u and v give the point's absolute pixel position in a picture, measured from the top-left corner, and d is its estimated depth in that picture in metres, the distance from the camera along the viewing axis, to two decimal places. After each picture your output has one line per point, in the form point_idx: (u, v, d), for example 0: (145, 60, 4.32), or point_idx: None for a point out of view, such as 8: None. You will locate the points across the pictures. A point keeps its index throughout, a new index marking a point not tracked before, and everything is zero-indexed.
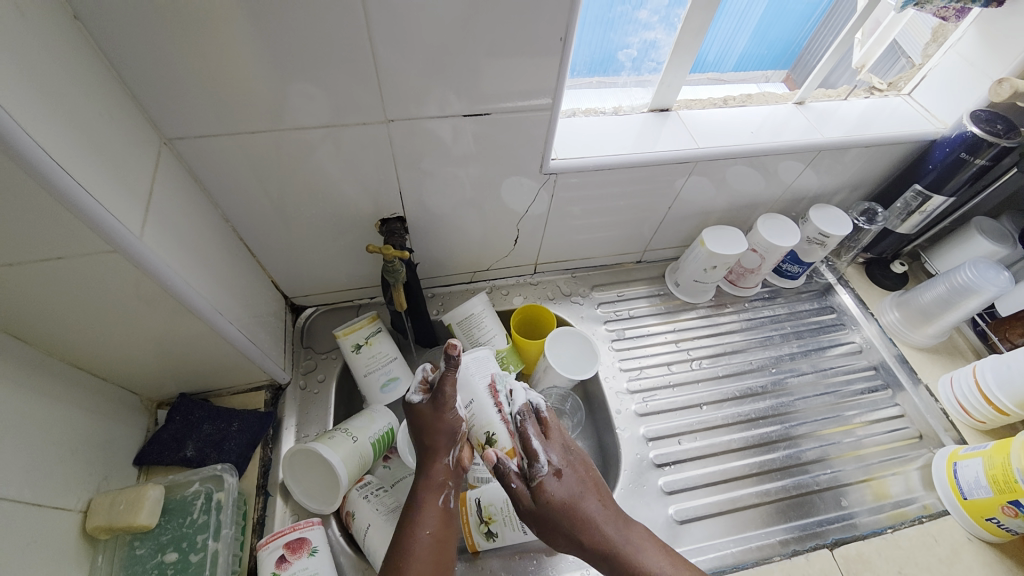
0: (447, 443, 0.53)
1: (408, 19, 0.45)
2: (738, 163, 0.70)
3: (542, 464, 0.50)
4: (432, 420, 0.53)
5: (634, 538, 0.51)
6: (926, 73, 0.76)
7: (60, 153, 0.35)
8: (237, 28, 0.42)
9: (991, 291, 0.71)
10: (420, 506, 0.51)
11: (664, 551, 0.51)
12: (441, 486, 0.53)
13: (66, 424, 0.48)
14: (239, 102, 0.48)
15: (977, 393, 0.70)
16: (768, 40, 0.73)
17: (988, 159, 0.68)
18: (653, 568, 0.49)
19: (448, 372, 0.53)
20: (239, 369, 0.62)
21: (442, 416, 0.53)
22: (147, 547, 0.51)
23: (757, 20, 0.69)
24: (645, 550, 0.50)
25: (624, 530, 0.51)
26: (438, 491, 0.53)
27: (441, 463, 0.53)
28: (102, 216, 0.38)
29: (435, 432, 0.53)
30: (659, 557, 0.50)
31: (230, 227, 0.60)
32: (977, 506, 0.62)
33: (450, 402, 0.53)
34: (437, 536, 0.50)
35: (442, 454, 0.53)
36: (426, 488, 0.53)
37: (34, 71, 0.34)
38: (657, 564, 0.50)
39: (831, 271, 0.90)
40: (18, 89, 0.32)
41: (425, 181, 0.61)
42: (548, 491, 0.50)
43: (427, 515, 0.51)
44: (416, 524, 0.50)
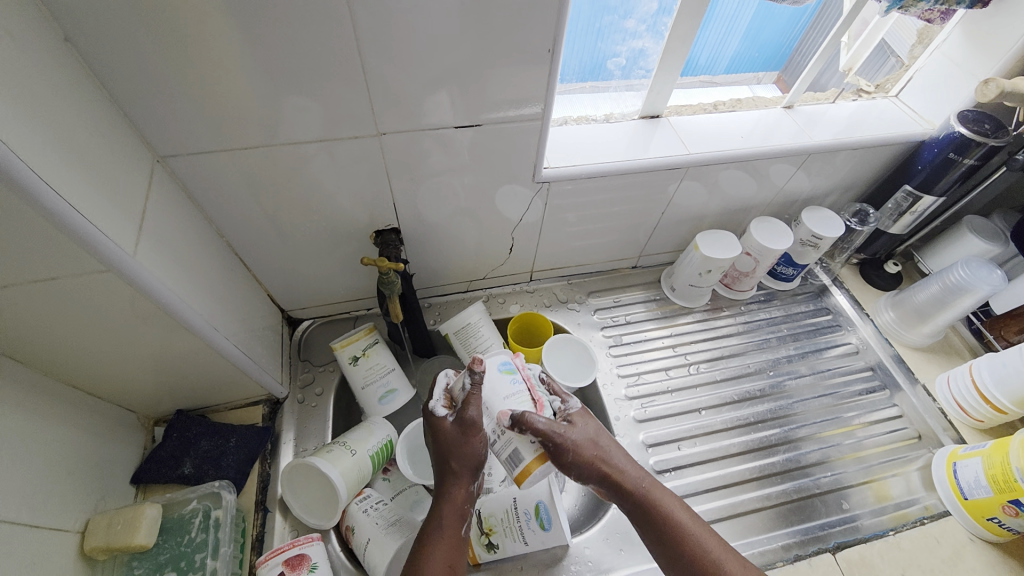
0: (469, 467, 0.53)
1: (397, 33, 0.45)
2: (730, 168, 0.71)
3: (562, 424, 0.54)
4: (456, 446, 0.53)
5: (659, 488, 0.53)
6: (912, 75, 0.77)
7: (52, 171, 0.35)
8: (228, 46, 0.43)
9: (985, 290, 0.71)
10: (439, 530, 0.51)
11: (683, 504, 0.52)
12: (458, 510, 0.52)
13: (61, 445, 0.48)
14: (230, 118, 0.48)
15: (974, 392, 0.70)
16: (759, 43, 0.74)
17: (977, 158, 0.69)
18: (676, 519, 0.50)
19: (474, 390, 0.53)
20: (236, 384, 0.62)
21: (468, 441, 0.53)
22: (145, 568, 0.51)
23: (747, 24, 0.69)
24: (668, 500, 0.52)
25: (648, 479, 0.53)
26: (459, 516, 0.52)
27: (463, 488, 0.53)
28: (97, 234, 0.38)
29: (460, 457, 0.53)
30: (680, 508, 0.52)
31: (225, 242, 0.60)
32: (977, 505, 0.62)
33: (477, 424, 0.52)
34: (453, 563, 0.49)
35: (467, 479, 0.53)
36: (444, 513, 0.52)
37: (27, 94, 0.34)
38: (679, 515, 0.51)
39: (825, 273, 0.90)
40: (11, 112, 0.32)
41: (419, 192, 0.62)
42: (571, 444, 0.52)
43: (444, 539, 0.50)
44: (435, 548, 0.50)
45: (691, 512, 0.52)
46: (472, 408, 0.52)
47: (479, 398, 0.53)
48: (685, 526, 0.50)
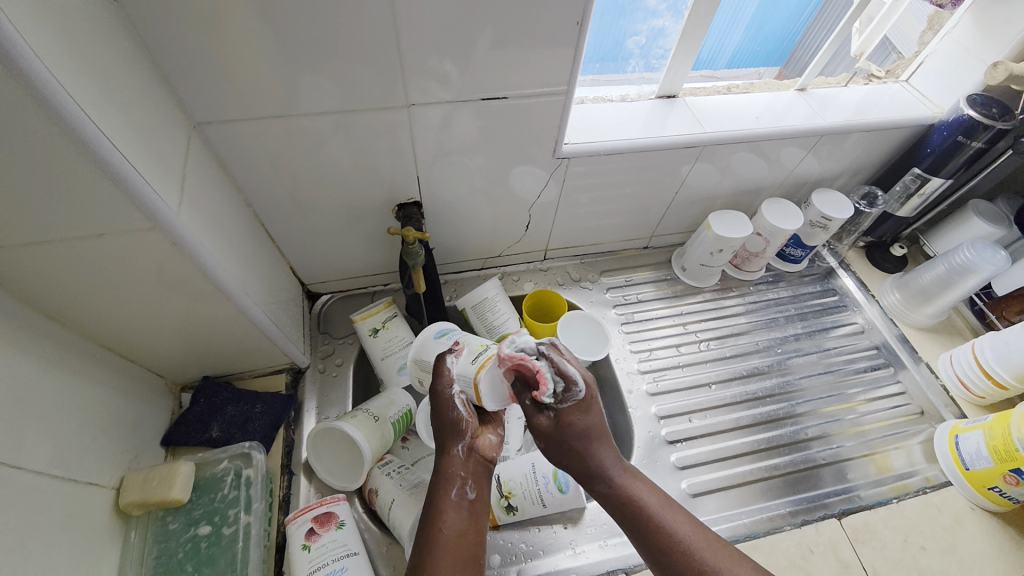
0: (455, 434, 0.54)
1: (432, 1, 0.46)
2: (742, 149, 0.72)
3: (580, 389, 0.51)
4: (438, 413, 0.54)
5: (628, 472, 0.53)
6: (923, 60, 0.78)
7: (109, 127, 0.36)
8: (268, 13, 0.43)
9: (989, 270, 0.73)
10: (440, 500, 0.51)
11: (654, 488, 0.53)
12: (453, 478, 0.52)
13: (97, 403, 0.50)
14: (264, 84, 0.49)
15: (976, 368, 0.73)
16: (761, 36, 0.75)
17: (984, 142, 0.70)
18: (643, 499, 0.51)
19: (438, 362, 0.55)
20: (262, 352, 0.63)
21: (445, 410, 0.54)
22: (180, 522, 0.52)
23: (751, 16, 0.70)
24: (635, 483, 0.53)
25: (617, 463, 0.54)
26: (453, 482, 0.52)
27: (453, 454, 0.53)
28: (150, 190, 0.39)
29: (444, 425, 0.54)
30: (647, 488, 0.53)
31: (253, 212, 0.61)
32: (978, 476, 0.64)
33: (448, 391, 0.54)
34: (464, 533, 0.49)
35: (454, 443, 0.54)
36: (440, 483, 0.52)
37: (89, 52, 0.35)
38: (646, 495, 0.52)
39: (832, 255, 0.92)
40: (75, 66, 0.34)
41: (443, 167, 0.63)
42: (571, 417, 0.52)
43: (446, 510, 0.50)
44: (441, 517, 0.49)
45: (658, 494, 0.52)
46: (443, 379, 0.54)
47: (451, 371, 0.54)
48: (649, 503, 0.51)
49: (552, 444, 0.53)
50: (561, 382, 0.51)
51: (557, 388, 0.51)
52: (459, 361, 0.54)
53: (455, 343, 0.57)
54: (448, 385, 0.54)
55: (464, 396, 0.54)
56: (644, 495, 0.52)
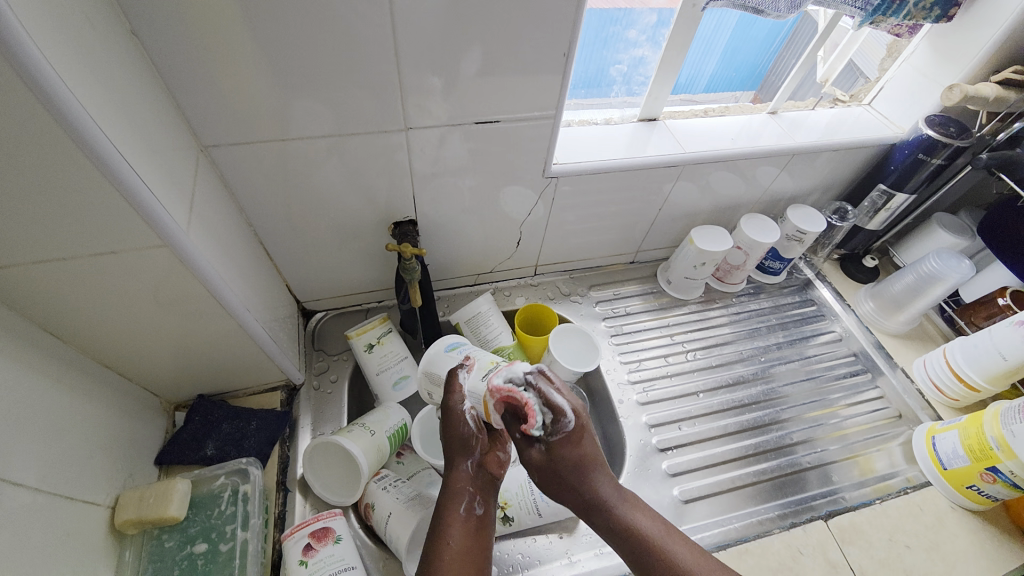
0: (462, 450, 0.56)
1: (432, 31, 0.49)
2: (720, 168, 0.76)
3: (568, 419, 0.52)
4: (446, 429, 0.56)
5: (629, 501, 0.54)
6: (883, 85, 0.83)
7: (134, 153, 0.38)
8: (276, 42, 0.46)
9: (955, 278, 0.77)
10: (447, 515, 0.53)
11: (656, 517, 0.54)
12: (461, 492, 0.54)
13: (94, 420, 0.50)
14: (268, 108, 0.51)
15: (948, 372, 0.76)
16: (735, 63, 0.80)
17: (943, 158, 0.75)
18: (646, 529, 0.52)
19: (450, 378, 0.54)
20: (259, 369, 0.64)
21: (450, 426, 0.55)
22: (175, 540, 0.52)
23: (724, 45, 0.75)
24: (636, 512, 0.53)
25: (619, 491, 0.54)
26: (461, 497, 0.54)
27: (460, 469, 0.55)
28: (166, 213, 0.41)
29: (451, 441, 0.56)
30: (649, 518, 0.53)
31: (253, 231, 0.63)
32: (956, 475, 0.67)
33: (457, 408, 0.54)
34: (467, 546, 0.51)
35: (461, 459, 0.56)
36: (448, 497, 0.54)
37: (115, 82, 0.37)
38: (648, 525, 0.52)
39: (809, 267, 0.96)
40: (102, 95, 0.35)
41: (438, 186, 0.66)
42: (561, 447, 0.53)
43: (452, 524, 0.52)
44: (447, 532, 0.51)
45: (661, 522, 0.53)
46: (454, 392, 0.54)
47: (462, 387, 0.54)
48: (653, 535, 0.51)
49: (546, 477, 0.54)
50: (550, 413, 0.52)
51: (546, 419, 0.52)
52: (467, 381, 0.54)
53: (467, 358, 0.55)
54: (457, 401, 0.54)
55: (471, 414, 0.54)
56: (647, 525, 0.52)
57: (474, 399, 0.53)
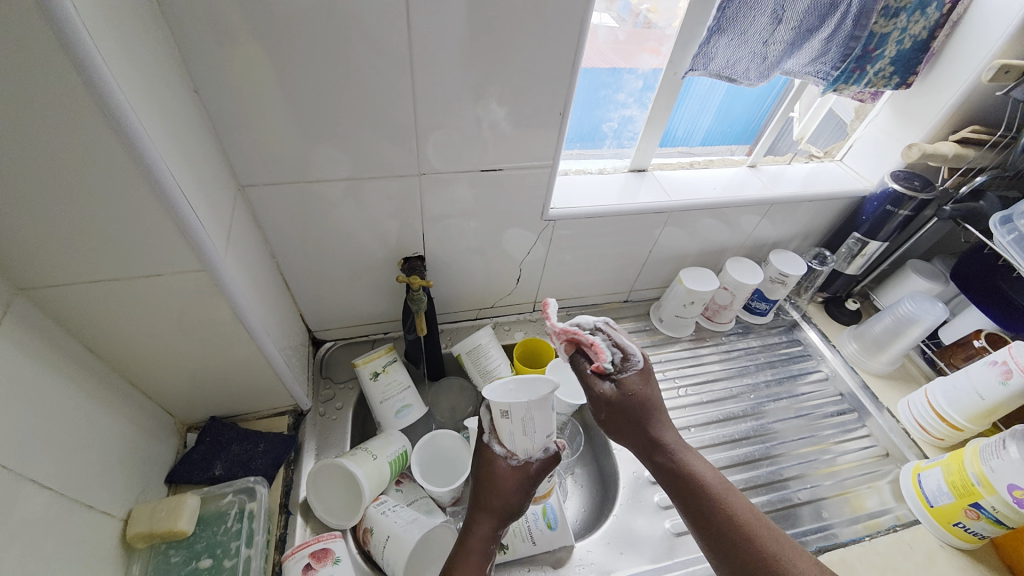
0: (502, 509, 0.53)
1: (446, 92, 0.56)
2: (706, 215, 0.83)
3: (637, 356, 0.54)
4: (495, 487, 0.54)
5: (688, 448, 0.53)
6: (853, 142, 0.91)
7: (190, 189, 0.44)
8: (313, 99, 0.53)
9: (931, 320, 0.82)
10: (463, 569, 0.49)
11: (711, 466, 0.52)
12: (483, 551, 0.51)
13: (117, 434, 0.53)
14: (300, 154, 0.58)
15: (932, 412, 0.79)
16: (729, 119, 0.86)
17: (910, 209, 0.82)
18: (700, 474, 0.51)
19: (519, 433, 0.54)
20: (270, 393, 0.67)
21: (502, 480, 0.53)
22: (182, 555, 0.53)
23: (718, 103, 0.82)
24: (695, 458, 0.52)
25: (678, 438, 0.54)
26: (482, 555, 0.51)
27: (490, 525, 0.53)
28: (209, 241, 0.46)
29: (495, 497, 0.53)
30: (707, 466, 0.52)
31: (275, 264, 0.68)
32: (942, 512, 0.69)
33: (514, 467, 0.53)
34: None
35: (495, 518, 0.53)
36: (470, 549, 0.51)
37: (181, 133, 0.44)
38: (706, 473, 0.51)
39: (794, 309, 1.01)
40: (171, 142, 0.42)
41: (445, 226, 0.72)
42: (631, 385, 0.53)
43: (466, 571, 0.49)
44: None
45: (719, 474, 0.51)
46: (493, 433, 0.54)
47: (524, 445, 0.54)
48: (710, 482, 0.50)
49: (613, 418, 0.54)
50: (619, 353, 0.55)
51: (614, 357, 0.55)
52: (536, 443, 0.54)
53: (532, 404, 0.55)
54: (516, 459, 0.54)
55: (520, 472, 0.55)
56: (706, 472, 0.51)
57: (531, 460, 0.54)
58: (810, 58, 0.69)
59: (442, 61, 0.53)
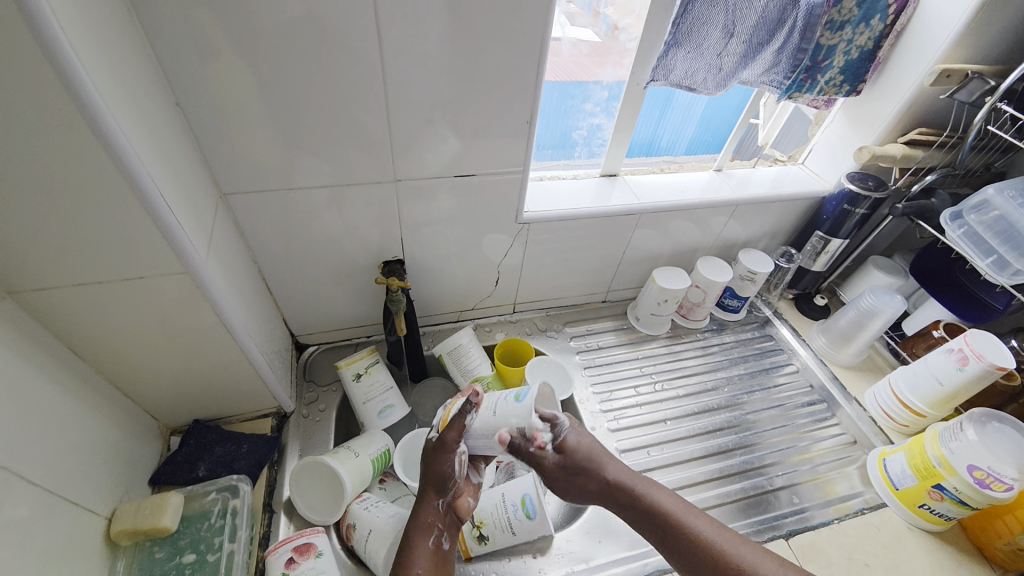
0: (438, 487, 0.59)
1: (420, 101, 0.59)
2: (677, 217, 0.87)
3: (562, 426, 0.60)
4: (433, 465, 0.60)
5: (645, 481, 0.60)
6: (813, 147, 0.95)
7: (173, 194, 0.46)
8: (293, 108, 0.56)
9: (890, 312, 0.86)
10: (413, 548, 0.56)
11: (671, 493, 0.60)
12: (428, 527, 0.58)
13: (101, 434, 0.54)
14: (281, 160, 0.60)
15: (896, 399, 0.82)
16: (711, 129, 0.91)
17: (867, 208, 0.86)
18: (660, 504, 0.58)
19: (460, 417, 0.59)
20: (253, 395, 0.68)
21: (439, 460, 0.59)
22: (166, 551, 0.54)
23: (699, 114, 0.87)
24: (654, 490, 0.60)
25: (635, 475, 0.61)
26: (427, 531, 0.57)
27: (431, 504, 0.59)
28: (191, 242, 0.48)
29: (432, 475, 0.59)
30: (665, 494, 0.59)
31: (258, 269, 0.70)
32: (907, 494, 0.71)
33: (451, 445, 0.59)
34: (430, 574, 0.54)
35: (434, 495, 0.59)
36: (414, 530, 0.57)
37: (164, 141, 0.46)
38: (666, 501, 0.58)
39: (766, 306, 1.05)
40: (156, 150, 0.44)
41: (424, 229, 0.74)
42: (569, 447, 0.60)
43: (419, 554, 0.55)
44: (413, 560, 0.55)
45: (677, 499, 0.59)
46: (455, 433, 0.59)
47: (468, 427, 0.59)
48: (669, 509, 0.57)
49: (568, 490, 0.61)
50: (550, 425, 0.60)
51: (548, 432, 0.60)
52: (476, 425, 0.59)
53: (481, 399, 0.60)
54: (456, 438, 0.59)
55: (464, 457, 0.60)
56: (665, 500, 0.58)
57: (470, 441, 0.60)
58: (764, 68, 0.74)
59: (415, 72, 0.56)
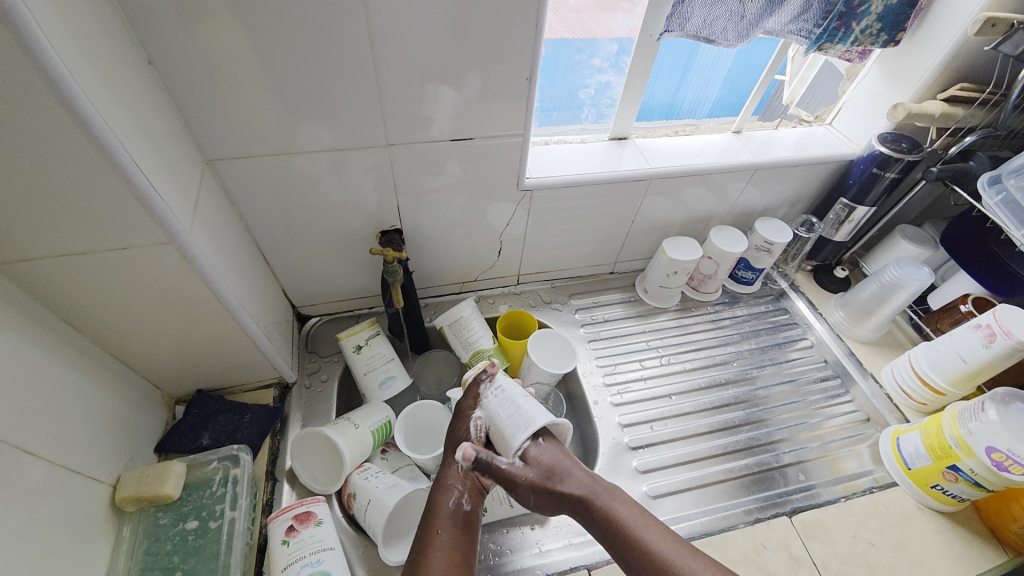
0: (457, 450, 0.62)
1: (409, 59, 0.55)
2: (690, 183, 0.82)
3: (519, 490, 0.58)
4: (452, 429, 0.64)
5: (607, 492, 0.60)
6: (842, 106, 0.88)
7: (149, 164, 0.44)
8: (275, 68, 0.52)
9: (915, 285, 0.81)
10: (437, 512, 0.57)
11: (631, 503, 0.60)
12: (451, 489, 0.59)
13: (101, 405, 0.54)
14: (268, 126, 0.57)
15: (914, 377, 0.79)
16: (738, 90, 0.85)
17: (897, 172, 0.80)
18: (620, 515, 0.58)
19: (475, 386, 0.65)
20: (254, 366, 0.69)
21: (458, 425, 0.63)
22: (170, 517, 0.56)
23: (725, 72, 0.81)
24: (614, 501, 0.59)
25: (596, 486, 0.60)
26: (449, 492, 0.59)
27: (453, 468, 0.61)
28: (172, 215, 0.46)
29: (451, 439, 0.63)
30: (626, 506, 0.59)
31: (253, 240, 0.69)
32: (921, 474, 0.69)
33: (468, 409, 0.64)
34: (454, 539, 0.55)
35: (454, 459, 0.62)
36: (437, 493, 0.59)
37: (138, 109, 0.44)
38: (625, 513, 0.58)
39: (782, 278, 1.00)
40: (126, 116, 0.41)
41: (421, 198, 0.71)
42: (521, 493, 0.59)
43: (444, 517, 0.56)
44: (438, 525, 0.56)
45: (636, 509, 0.59)
46: (471, 399, 0.64)
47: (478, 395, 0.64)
48: (627, 520, 0.57)
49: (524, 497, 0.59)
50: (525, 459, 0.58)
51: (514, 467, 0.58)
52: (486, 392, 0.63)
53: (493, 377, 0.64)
54: (469, 407, 0.64)
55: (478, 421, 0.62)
56: (624, 511, 0.58)
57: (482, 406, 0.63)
58: (791, 17, 0.67)
59: (402, 26, 0.52)
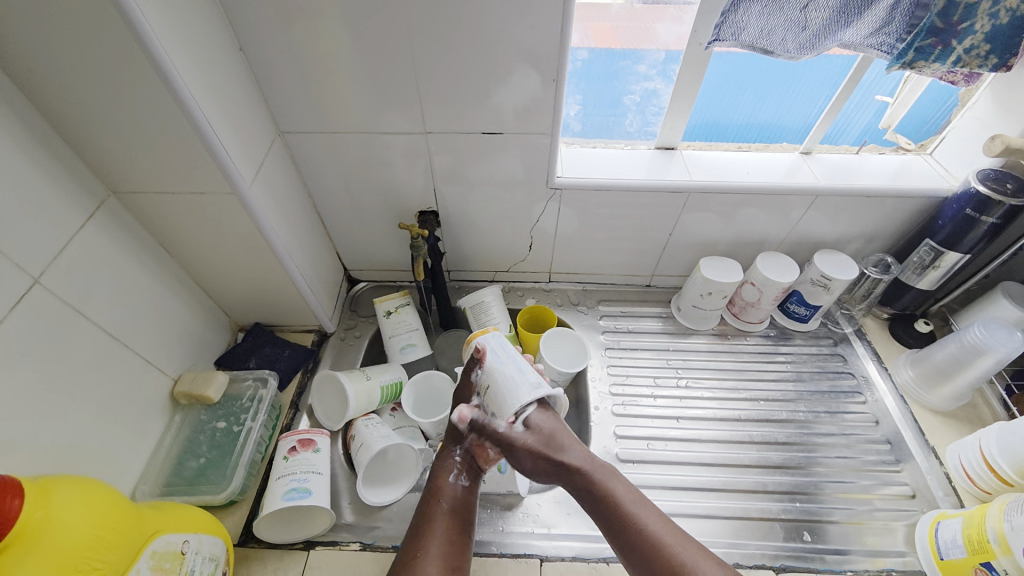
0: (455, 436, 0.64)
1: (444, 56, 0.61)
2: (738, 202, 0.78)
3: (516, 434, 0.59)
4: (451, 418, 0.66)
5: (604, 468, 0.58)
6: (946, 134, 0.77)
7: (222, 127, 0.55)
8: (331, 59, 0.61)
9: (1002, 352, 0.68)
10: (437, 488, 0.61)
11: (629, 484, 0.57)
12: (450, 468, 0.62)
13: (178, 317, 0.69)
14: (327, 108, 0.67)
15: (981, 459, 0.66)
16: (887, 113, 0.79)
17: (999, 218, 0.68)
18: (613, 492, 0.56)
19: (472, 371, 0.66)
20: (298, 312, 0.81)
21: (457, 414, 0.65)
22: (209, 416, 0.69)
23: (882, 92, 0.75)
24: (610, 478, 0.57)
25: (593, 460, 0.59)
26: (449, 471, 0.62)
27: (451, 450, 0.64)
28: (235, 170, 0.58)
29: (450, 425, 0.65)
30: (621, 484, 0.57)
31: (314, 206, 0.81)
32: (950, 566, 0.59)
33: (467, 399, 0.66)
34: (451, 515, 0.58)
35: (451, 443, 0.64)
36: (437, 472, 0.62)
37: (220, 85, 0.56)
38: (620, 490, 0.56)
39: (847, 321, 0.89)
40: (208, 89, 0.53)
41: (456, 184, 0.77)
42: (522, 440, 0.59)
43: (442, 493, 0.60)
44: (435, 500, 0.60)
45: (631, 488, 0.57)
46: (469, 390, 0.67)
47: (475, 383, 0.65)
48: (620, 498, 0.55)
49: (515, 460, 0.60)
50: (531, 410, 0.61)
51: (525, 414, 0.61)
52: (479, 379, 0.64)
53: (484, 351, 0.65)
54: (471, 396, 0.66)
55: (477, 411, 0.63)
56: (619, 488, 0.56)
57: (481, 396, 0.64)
58: (872, 29, 0.61)
59: (438, 26, 0.58)
